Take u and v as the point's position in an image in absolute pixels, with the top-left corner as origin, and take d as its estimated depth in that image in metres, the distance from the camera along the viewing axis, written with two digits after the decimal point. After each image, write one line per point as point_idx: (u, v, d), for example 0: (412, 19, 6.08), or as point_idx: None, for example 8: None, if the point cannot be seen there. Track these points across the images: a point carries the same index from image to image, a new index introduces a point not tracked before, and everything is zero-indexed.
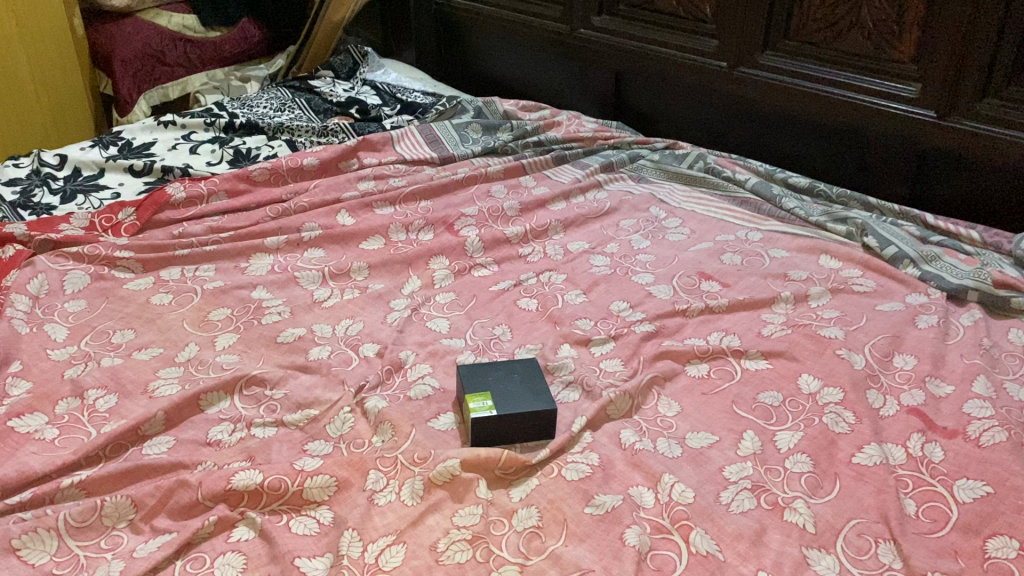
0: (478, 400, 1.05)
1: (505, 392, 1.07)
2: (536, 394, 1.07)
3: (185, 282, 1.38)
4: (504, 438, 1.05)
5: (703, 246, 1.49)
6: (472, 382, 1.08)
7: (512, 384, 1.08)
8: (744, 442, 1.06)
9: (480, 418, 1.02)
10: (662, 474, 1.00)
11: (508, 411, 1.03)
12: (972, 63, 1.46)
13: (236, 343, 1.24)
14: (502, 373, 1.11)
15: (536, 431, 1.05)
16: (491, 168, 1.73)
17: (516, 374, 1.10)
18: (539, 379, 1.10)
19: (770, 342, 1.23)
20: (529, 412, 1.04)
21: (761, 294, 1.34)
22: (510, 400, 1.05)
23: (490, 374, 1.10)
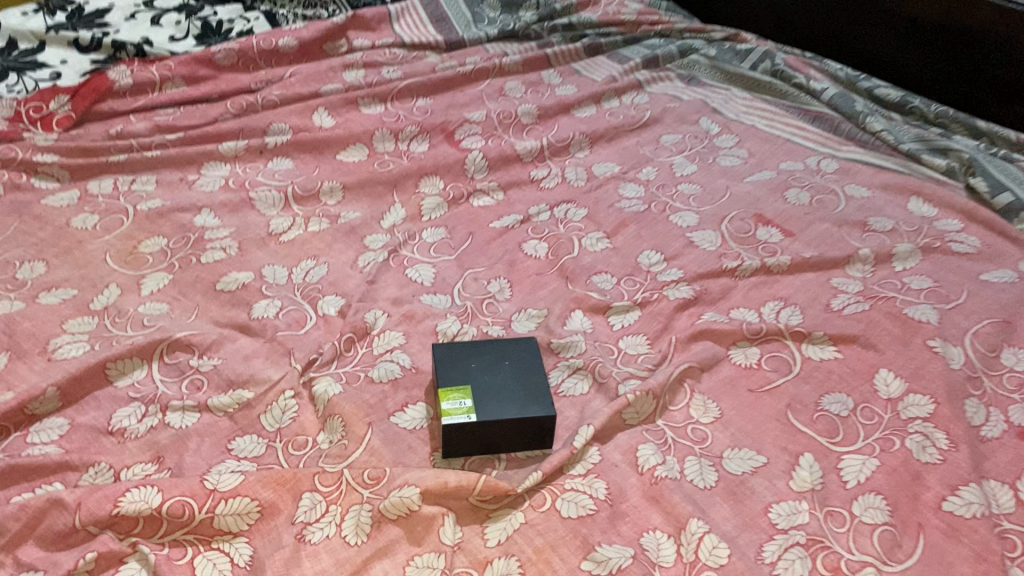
0: (454, 398, 0.80)
1: (491, 388, 0.82)
2: (532, 393, 0.81)
3: (117, 198, 1.12)
4: (486, 449, 0.81)
5: (763, 177, 1.19)
6: (450, 369, 0.83)
7: (503, 374, 0.83)
8: (800, 471, 0.81)
9: (455, 424, 0.78)
10: (690, 519, 0.75)
11: (494, 416, 0.78)
12: None
13: (167, 287, 1.00)
14: (491, 356, 0.85)
15: (528, 439, 0.81)
16: (507, 59, 1.42)
17: (509, 360, 0.85)
18: (540, 370, 0.84)
19: (840, 321, 0.96)
20: (522, 419, 0.79)
21: (833, 250, 1.05)
22: (497, 400, 0.80)
23: (475, 358, 0.85)
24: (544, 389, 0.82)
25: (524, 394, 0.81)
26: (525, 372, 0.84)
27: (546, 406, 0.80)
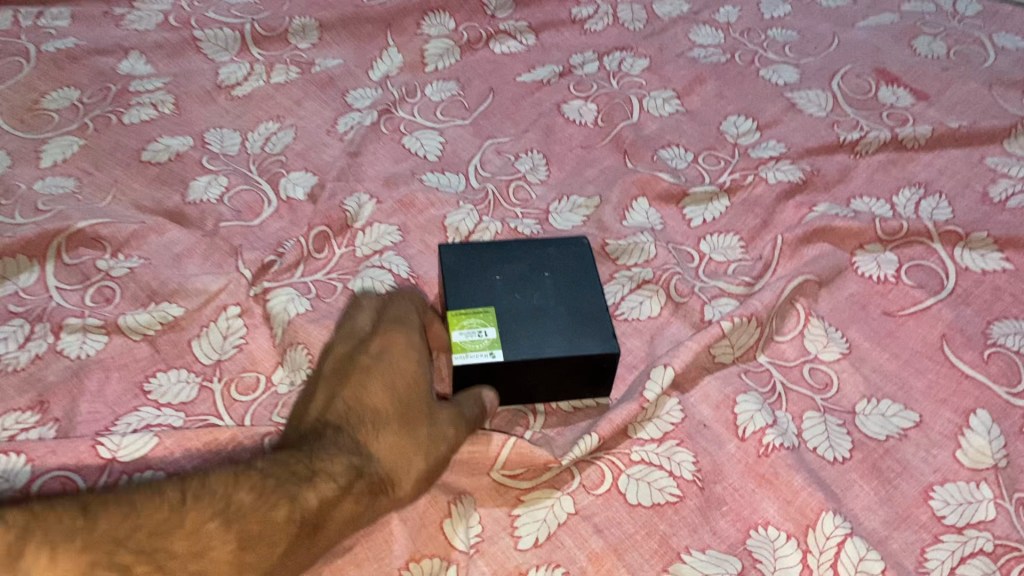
0: (472, 320, 0.55)
1: (525, 308, 0.56)
2: (584, 317, 0.56)
3: (16, 33, 0.83)
4: (518, 397, 0.56)
5: (880, 20, 0.89)
6: (464, 282, 0.57)
7: (542, 289, 0.57)
8: (973, 437, 0.56)
9: (471, 363, 0.52)
10: (822, 513, 0.51)
11: (529, 353, 0.53)
12: None
13: (76, 156, 0.72)
14: (524, 263, 0.59)
15: (579, 383, 0.56)
16: None
17: (551, 268, 0.59)
18: (597, 282, 0.58)
19: (1006, 217, 0.69)
20: (569, 358, 0.53)
21: (986, 118, 0.77)
22: (534, 328, 0.55)
23: (501, 265, 0.59)
24: (602, 312, 0.56)
25: (571, 318, 0.55)
26: (575, 286, 0.57)
27: (605, 339, 0.54)
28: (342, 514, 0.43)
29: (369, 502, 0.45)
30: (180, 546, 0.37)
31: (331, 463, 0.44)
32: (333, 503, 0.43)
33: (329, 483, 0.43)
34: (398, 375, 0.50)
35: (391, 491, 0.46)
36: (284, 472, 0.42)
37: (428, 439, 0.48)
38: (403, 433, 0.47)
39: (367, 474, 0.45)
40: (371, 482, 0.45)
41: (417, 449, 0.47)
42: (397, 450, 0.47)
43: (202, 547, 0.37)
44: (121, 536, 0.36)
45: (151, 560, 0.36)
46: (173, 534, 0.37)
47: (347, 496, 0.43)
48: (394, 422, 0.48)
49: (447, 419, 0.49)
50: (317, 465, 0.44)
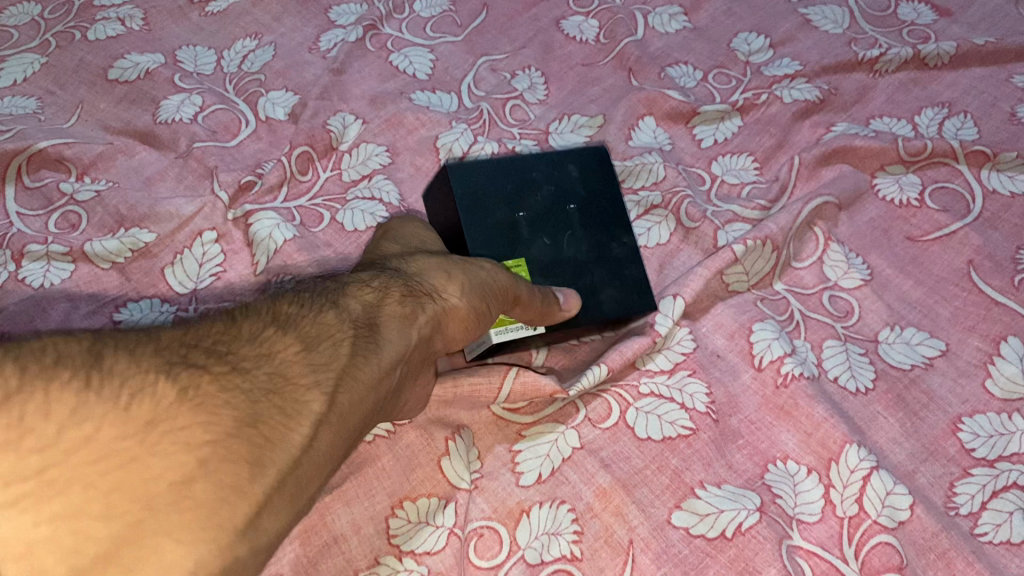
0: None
1: (552, 258, 0.53)
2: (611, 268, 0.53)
3: None
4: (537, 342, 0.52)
5: None
6: (486, 219, 0.53)
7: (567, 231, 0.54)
8: (1005, 365, 0.52)
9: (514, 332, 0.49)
10: (846, 445, 0.47)
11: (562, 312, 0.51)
12: None
13: (38, 74, 0.67)
14: (545, 199, 0.55)
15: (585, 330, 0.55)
16: None
17: (574, 205, 0.55)
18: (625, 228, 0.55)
19: None
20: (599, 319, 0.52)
21: (1013, 34, 0.72)
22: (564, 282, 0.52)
23: (523, 199, 0.54)
24: (631, 264, 0.54)
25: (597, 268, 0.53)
26: (601, 231, 0.55)
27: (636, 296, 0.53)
28: (393, 321, 0.42)
29: (420, 310, 0.43)
30: (244, 353, 0.36)
31: (364, 283, 0.43)
32: (376, 311, 0.42)
33: (366, 297, 0.42)
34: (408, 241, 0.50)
35: (440, 302, 0.44)
36: (322, 295, 0.42)
37: (459, 267, 0.46)
38: (429, 263, 0.46)
39: (400, 286, 0.44)
40: (410, 292, 0.44)
41: (447, 270, 0.46)
42: (424, 271, 0.46)
43: (262, 352, 0.37)
44: (183, 345, 0.36)
45: (220, 362, 0.36)
46: (233, 342, 0.37)
47: (387, 303, 0.42)
48: (418, 260, 0.47)
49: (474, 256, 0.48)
50: (350, 286, 0.43)
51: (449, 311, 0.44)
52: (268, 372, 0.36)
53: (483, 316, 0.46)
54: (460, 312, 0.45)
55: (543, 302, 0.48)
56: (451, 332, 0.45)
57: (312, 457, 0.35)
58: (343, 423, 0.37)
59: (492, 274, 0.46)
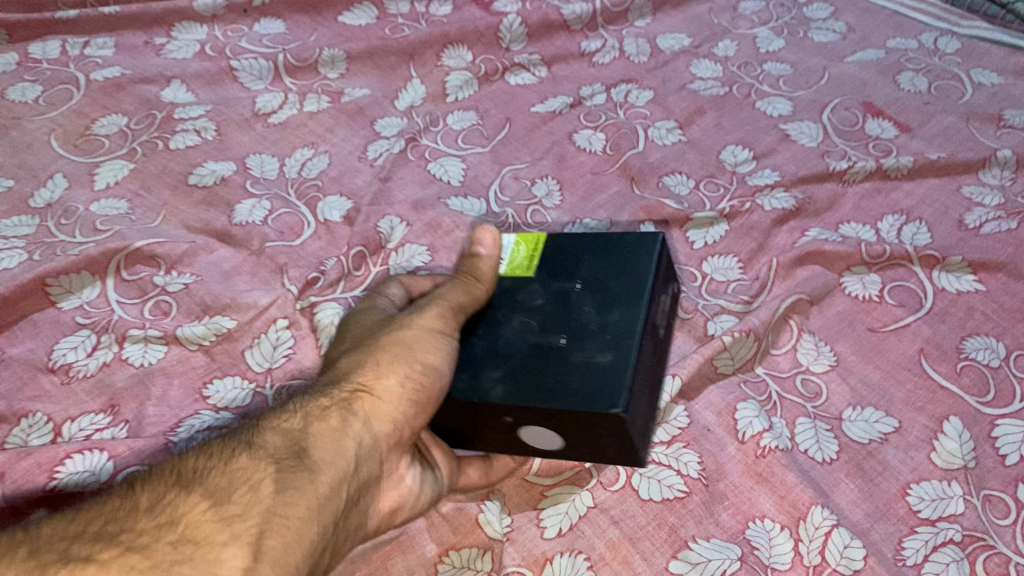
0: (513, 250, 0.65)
1: (545, 309, 0.59)
2: (528, 383, 0.55)
3: (65, 64, 0.89)
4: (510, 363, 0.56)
5: (868, 56, 0.97)
6: (574, 261, 0.62)
7: (570, 323, 0.57)
8: (946, 440, 0.62)
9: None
10: (812, 506, 0.57)
11: (457, 354, 0.58)
12: None
13: (127, 179, 0.79)
14: (620, 290, 0.59)
15: (483, 421, 0.57)
16: None
17: (613, 340, 0.55)
18: (603, 383, 0.53)
19: (979, 242, 0.76)
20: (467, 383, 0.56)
21: (963, 149, 0.84)
22: (497, 346, 0.57)
23: (618, 292, 0.59)
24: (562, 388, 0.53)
25: (535, 360, 0.55)
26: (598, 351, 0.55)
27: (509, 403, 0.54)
28: (313, 445, 0.48)
29: (346, 411, 0.51)
30: (146, 525, 0.42)
31: (285, 406, 0.51)
32: (291, 439, 0.48)
33: (290, 424, 0.49)
34: (366, 319, 0.60)
35: (364, 399, 0.52)
36: (241, 433, 0.49)
37: (388, 347, 0.55)
38: (354, 367, 0.54)
39: (316, 405, 0.51)
40: (339, 399, 0.52)
41: (365, 372, 0.54)
42: (351, 364, 0.55)
43: (166, 519, 0.42)
44: (78, 537, 0.41)
45: (117, 544, 0.41)
46: (138, 515, 0.43)
47: (310, 424, 0.50)
48: (342, 369, 0.55)
49: (406, 313, 0.58)
50: (272, 412, 0.51)
51: (382, 397, 0.53)
52: (174, 540, 0.42)
53: (425, 370, 0.54)
54: (383, 399, 0.53)
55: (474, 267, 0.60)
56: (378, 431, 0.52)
57: None
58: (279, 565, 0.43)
59: (425, 319, 0.56)
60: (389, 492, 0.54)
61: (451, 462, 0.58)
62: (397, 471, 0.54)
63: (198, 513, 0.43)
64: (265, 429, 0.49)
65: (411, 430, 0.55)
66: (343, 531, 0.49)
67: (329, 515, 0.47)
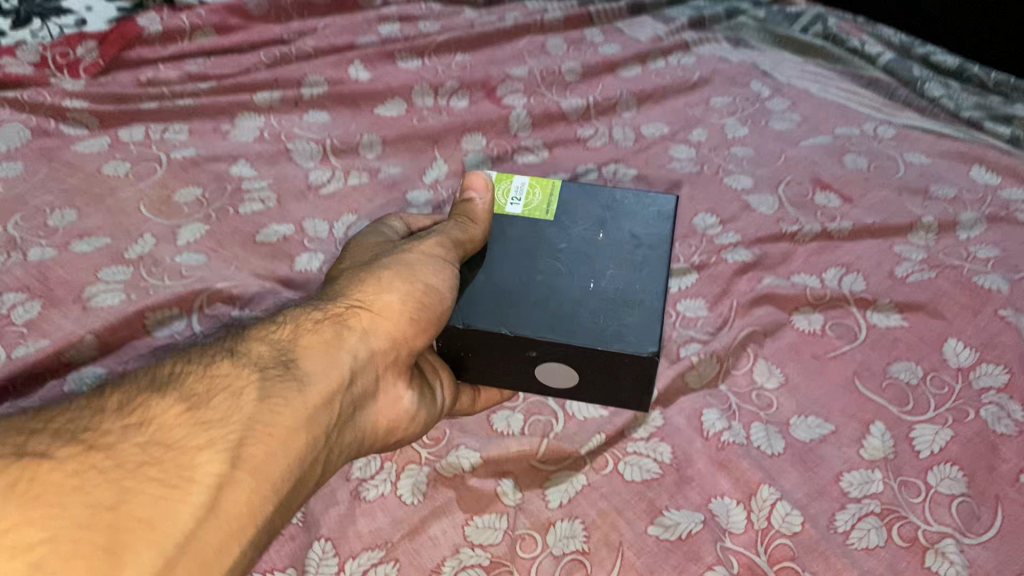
0: (533, 193, 0.80)
1: (568, 253, 0.74)
2: (563, 317, 0.69)
3: (149, 146, 1.08)
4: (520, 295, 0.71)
5: (818, 141, 1.15)
6: (586, 219, 0.78)
7: (592, 269, 0.73)
8: (871, 439, 0.77)
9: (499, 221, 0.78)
10: (761, 485, 0.72)
11: (490, 285, 0.72)
12: None
13: (204, 238, 0.96)
14: (638, 250, 0.75)
15: (510, 352, 0.70)
16: (549, 15, 1.36)
17: (628, 294, 0.70)
18: (636, 328, 0.68)
19: (906, 288, 0.92)
20: (508, 307, 0.70)
21: (895, 215, 1.02)
22: (525, 282, 0.72)
23: (628, 249, 0.74)
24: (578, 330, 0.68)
25: (559, 301, 0.70)
26: (612, 304, 0.70)
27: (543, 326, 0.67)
28: (296, 358, 0.59)
29: (334, 325, 0.62)
30: (121, 424, 0.52)
31: (275, 322, 0.62)
32: (276, 354, 0.59)
33: (276, 341, 0.60)
34: (365, 251, 0.73)
35: (358, 312, 0.64)
36: (233, 345, 0.59)
37: (389, 270, 0.68)
38: (354, 284, 0.66)
39: (308, 319, 0.62)
40: (333, 320, 0.63)
41: (360, 291, 0.65)
42: (353, 291, 0.66)
43: (142, 420, 0.52)
44: (59, 432, 0.51)
45: (88, 440, 0.50)
46: (110, 414, 0.52)
47: (299, 336, 0.61)
48: (342, 287, 0.67)
49: (412, 241, 0.71)
50: (261, 329, 0.61)
51: (380, 311, 0.65)
52: (144, 438, 0.51)
53: (426, 291, 0.66)
54: (375, 315, 0.64)
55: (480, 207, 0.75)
56: (368, 344, 0.63)
57: (230, 485, 0.50)
58: (257, 464, 0.52)
59: (428, 249, 0.70)
60: (383, 407, 0.65)
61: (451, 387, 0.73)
62: (396, 386, 0.66)
63: (173, 415, 0.53)
64: (251, 343, 0.60)
65: (404, 346, 0.66)
66: (340, 439, 0.60)
67: (314, 421, 0.56)
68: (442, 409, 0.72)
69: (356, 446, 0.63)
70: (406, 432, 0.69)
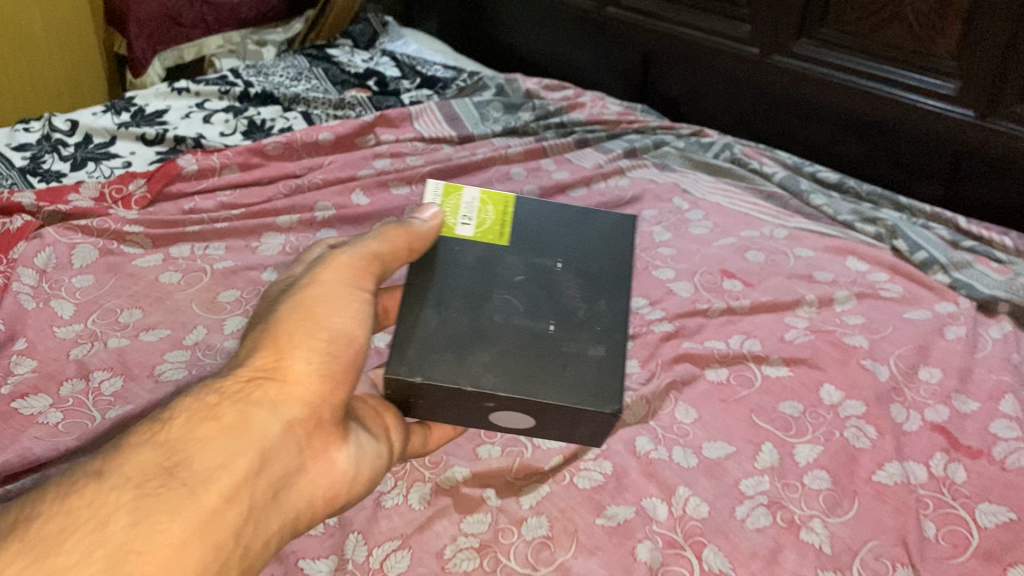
0: (484, 210, 0.91)
1: (529, 294, 0.84)
2: (527, 368, 0.78)
3: (195, 260, 1.35)
4: (478, 340, 0.79)
5: (727, 241, 1.45)
6: (538, 257, 0.87)
7: (548, 313, 0.82)
8: (762, 454, 1.03)
9: (454, 247, 0.87)
10: (677, 486, 0.97)
11: (452, 337, 0.79)
12: (1010, 79, 1.40)
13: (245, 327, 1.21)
14: (593, 285, 0.86)
15: (465, 402, 0.79)
16: (511, 150, 1.68)
17: (585, 340, 0.80)
18: (596, 374, 0.78)
19: (792, 347, 1.20)
20: (473, 361, 0.78)
21: (785, 295, 1.30)
22: (487, 329, 0.80)
23: (581, 296, 0.84)
24: (539, 380, 0.77)
25: (518, 349, 0.79)
26: (564, 349, 0.80)
27: (506, 390, 0.76)
28: (187, 459, 0.51)
29: (237, 410, 0.56)
30: None
31: (152, 424, 0.53)
32: (162, 457, 0.51)
33: (164, 438, 0.52)
34: (266, 305, 0.67)
35: (264, 384, 0.59)
36: (103, 462, 0.49)
37: (301, 316, 0.64)
38: (253, 355, 0.61)
39: (204, 403, 0.55)
40: (242, 388, 0.58)
41: (262, 361, 0.61)
42: (263, 351, 0.62)
43: None
44: None
45: None
46: None
47: (189, 435, 0.53)
48: (237, 362, 0.61)
49: (324, 268, 0.70)
50: (137, 437, 0.52)
51: (293, 368, 0.61)
52: None
53: (338, 336, 0.64)
54: (284, 385, 0.60)
55: (401, 232, 0.77)
56: (277, 424, 0.57)
57: None
58: None
59: (344, 280, 0.69)
60: (319, 483, 0.61)
61: (400, 434, 0.80)
62: (326, 461, 0.61)
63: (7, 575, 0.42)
64: (130, 449, 0.51)
65: (325, 414, 0.62)
66: (262, 533, 0.55)
67: (218, 529, 0.50)
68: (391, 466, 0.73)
69: (284, 533, 0.58)
70: (350, 501, 0.65)
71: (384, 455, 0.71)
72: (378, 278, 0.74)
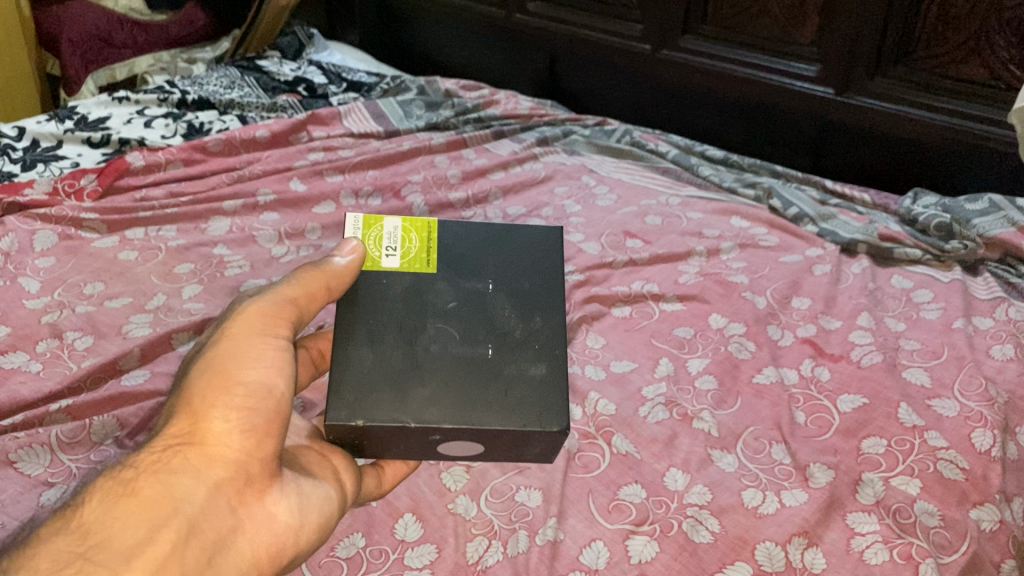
0: (408, 239, 0.93)
1: (462, 321, 0.87)
2: (471, 396, 0.82)
3: (150, 240, 1.48)
4: (420, 375, 0.83)
5: (628, 210, 1.64)
6: (469, 282, 0.91)
7: (482, 338, 0.86)
8: (660, 366, 1.21)
9: (382, 280, 0.90)
10: (588, 393, 1.15)
11: (391, 374, 0.83)
12: (862, 57, 1.64)
13: (201, 292, 1.34)
14: (523, 303, 0.90)
15: (414, 439, 0.84)
16: (434, 142, 1.85)
17: (524, 359, 0.85)
18: (539, 393, 0.83)
19: (685, 287, 1.39)
20: (415, 395, 0.82)
21: (677, 248, 1.50)
22: (425, 364, 0.84)
23: (512, 317, 0.89)
24: (480, 406, 0.82)
25: (457, 378, 0.83)
26: (502, 373, 0.84)
27: (453, 420, 0.81)
28: (101, 544, 0.57)
29: (156, 483, 0.62)
30: None
31: (70, 510, 0.59)
32: (80, 541, 0.57)
33: (78, 528, 0.57)
34: (183, 372, 0.72)
35: (182, 452, 0.64)
36: (24, 555, 0.55)
37: (212, 381, 0.69)
38: (169, 424, 0.66)
39: (120, 483, 0.61)
40: (157, 466, 0.63)
41: (176, 429, 0.66)
42: (176, 422, 0.66)
43: None
44: None
45: None
46: None
47: (107, 515, 0.58)
48: (157, 432, 0.66)
49: (232, 325, 0.74)
50: (55, 526, 0.57)
51: (208, 436, 0.66)
52: None
53: (250, 393, 0.69)
54: (203, 450, 0.65)
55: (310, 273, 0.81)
56: (196, 489, 0.63)
57: None
58: None
59: (250, 337, 0.73)
60: (254, 534, 0.66)
61: (351, 473, 0.82)
62: (258, 509, 0.67)
63: None
64: (47, 541, 0.56)
65: (250, 466, 0.67)
66: None
67: None
68: (343, 504, 0.78)
69: None
70: (300, 548, 0.70)
71: (326, 494, 0.75)
72: (292, 321, 0.78)
